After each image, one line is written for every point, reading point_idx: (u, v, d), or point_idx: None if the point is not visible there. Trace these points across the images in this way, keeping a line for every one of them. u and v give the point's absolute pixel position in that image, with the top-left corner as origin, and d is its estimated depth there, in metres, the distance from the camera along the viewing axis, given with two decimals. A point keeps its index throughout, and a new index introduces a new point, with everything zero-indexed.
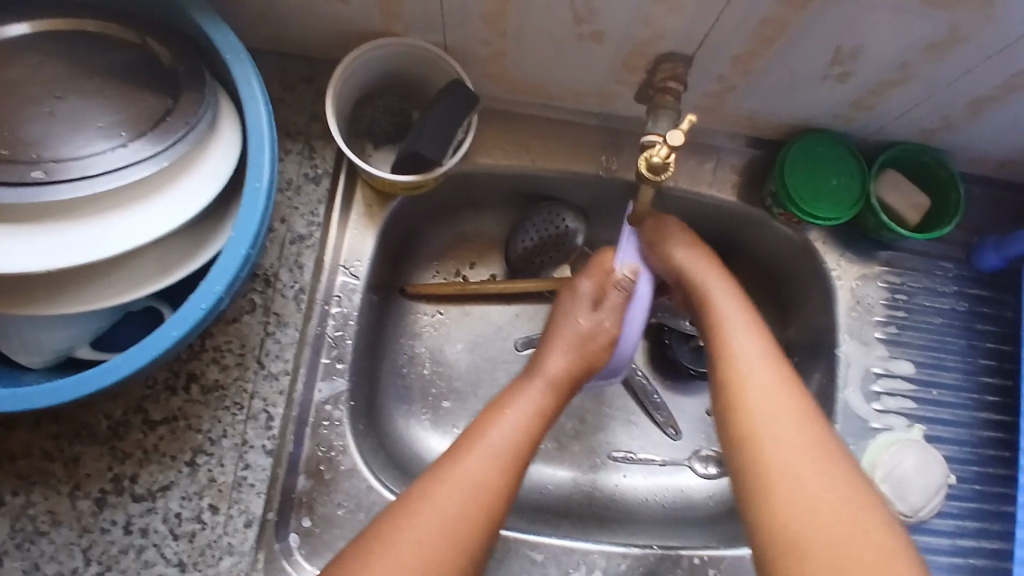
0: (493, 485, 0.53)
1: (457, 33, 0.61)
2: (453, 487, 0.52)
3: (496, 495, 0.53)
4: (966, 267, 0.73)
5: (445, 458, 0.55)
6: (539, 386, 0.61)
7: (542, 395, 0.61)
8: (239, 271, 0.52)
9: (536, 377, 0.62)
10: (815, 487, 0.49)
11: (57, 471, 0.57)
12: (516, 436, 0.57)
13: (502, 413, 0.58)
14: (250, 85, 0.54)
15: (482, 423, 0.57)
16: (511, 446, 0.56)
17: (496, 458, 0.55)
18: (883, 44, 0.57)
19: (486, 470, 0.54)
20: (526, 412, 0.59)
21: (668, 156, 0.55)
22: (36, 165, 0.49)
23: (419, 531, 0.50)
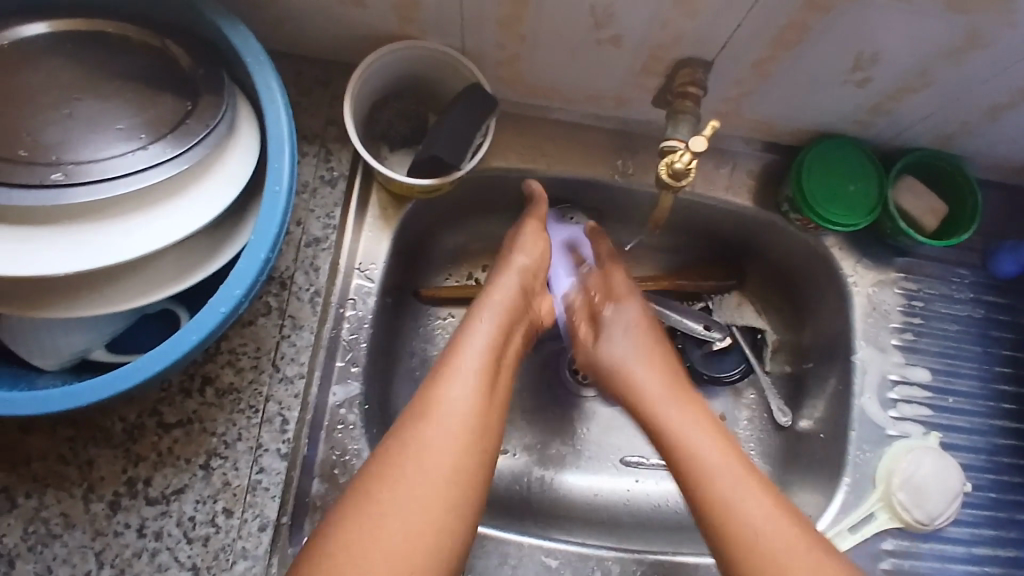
0: (466, 428, 0.53)
1: (475, 36, 0.61)
2: (421, 458, 0.50)
3: (471, 435, 0.52)
4: (983, 274, 0.72)
5: (410, 418, 0.53)
6: (489, 319, 0.60)
7: (493, 330, 0.60)
8: (258, 275, 0.52)
9: (485, 312, 0.61)
10: (758, 506, 0.52)
11: (72, 473, 0.56)
12: (471, 390, 0.55)
13: (455, 358, 0.57)
14: (270, 88, 0.54)
15: (441, 372, 0.56)
16: (472, 400, 0.54)
17: (465, 405, 0.54)
18: (904, 50, 0.57)
19: (447, 430, 0.52)
20: (479, 351, 0.57)
21: (689, 162, 0.55)
22: (56, 167, 0.48)
23: (395, 504, 0.48)
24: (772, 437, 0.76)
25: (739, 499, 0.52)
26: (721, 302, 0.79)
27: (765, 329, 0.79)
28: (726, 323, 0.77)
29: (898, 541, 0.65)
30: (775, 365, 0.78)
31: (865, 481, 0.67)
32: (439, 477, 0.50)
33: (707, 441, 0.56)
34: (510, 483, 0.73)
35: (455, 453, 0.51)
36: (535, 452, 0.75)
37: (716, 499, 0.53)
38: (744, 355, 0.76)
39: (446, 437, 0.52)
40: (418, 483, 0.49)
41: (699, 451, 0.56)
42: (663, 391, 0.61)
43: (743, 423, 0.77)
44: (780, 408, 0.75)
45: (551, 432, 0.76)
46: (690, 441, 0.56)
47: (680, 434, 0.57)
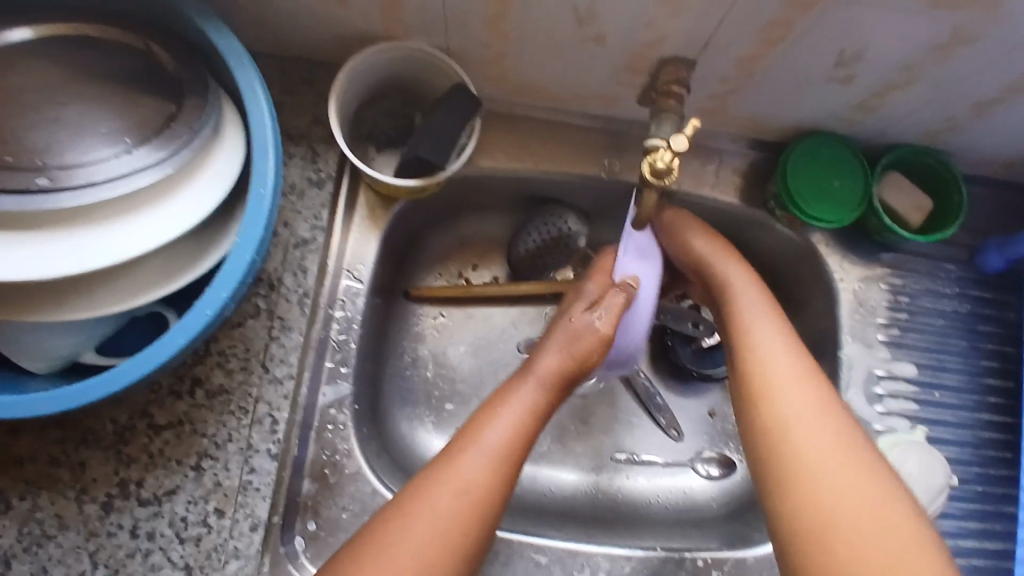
0: (492, 476, 0.52)
1: (462, 37, 0.61)
2: (448, 491, 0.51)
3: (490, 494, 0.52)
4: (969, 268, 0.73)
5: (440, 458, 0.53)
6: (532, 385, 0.59)
7: (535, 393, 0.58)
8: (244, 278, 0.52)
9: (530, 379, 0.59)
10: (833, 457, 0.50)
11: (64, 475, 0.57)
12: (508, 440, 0.55)
13: (494, 414, 0.56)
14: (254, 91, 0.54)
15: (481, 419, 0.56)
16: (502, 452, 0.54)
17: (488, 460, 0.53)
18: (887, 46, 0.57)
19: (478, 471, 0.52)
20: (517, 414, 0.56)
21: (671, 161, 0.55)
22: (42, 173, 0.49)
23: (415, 535, 0.49)
24: None
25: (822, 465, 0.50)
26: None
27: None
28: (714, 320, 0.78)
29: None
30: None
31: None
32: (470, 507, 0.51)
33: (809, 399, 0.53)
34: None
35: (484, 488, 0.52)
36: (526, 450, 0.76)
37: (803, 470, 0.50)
38: None
39: (472, 486, 0.51)
40: (458, 495, 0.51)
41: (789, 414, 0.53)
42: (761, 318, 0.58)
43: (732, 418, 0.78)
44: None
45: (542, 430, 0.77)
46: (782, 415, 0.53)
47: (779, 388, 0.54)
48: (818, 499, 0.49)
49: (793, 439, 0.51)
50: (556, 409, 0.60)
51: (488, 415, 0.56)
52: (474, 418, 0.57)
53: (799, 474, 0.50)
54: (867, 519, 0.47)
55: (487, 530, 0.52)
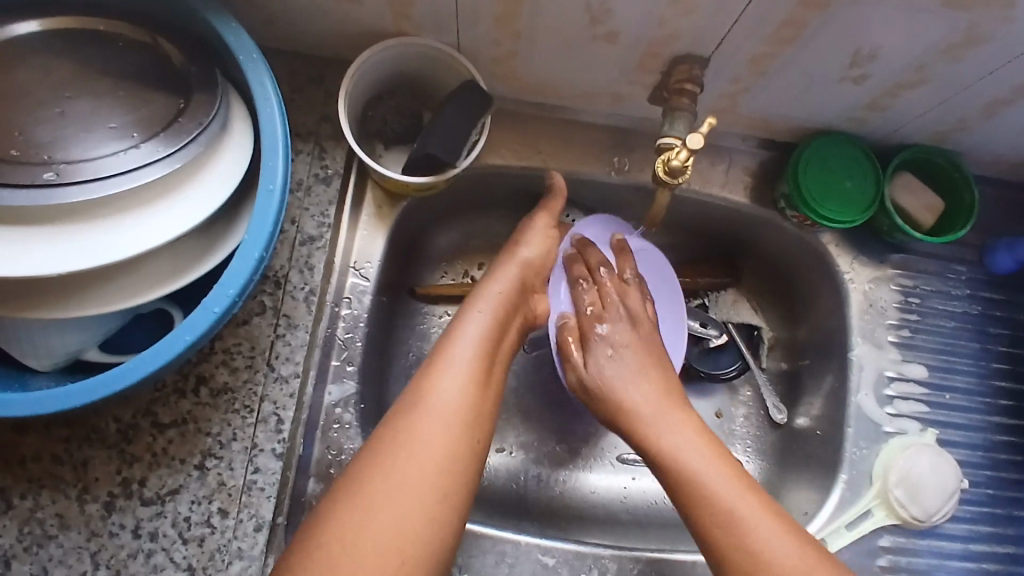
0: (461, 414, 0.54)
1: (471, 33, 0.61)
2: (419, 435, 0.52)
3: (461, 424, 0.54)
4: (979, 270, 0.72)
5: (404, 407, 0.54)
6: (482, 312, 0.61)
7: (487, 318, 0.60)
8: (251, 274, 0.52)
9: (477, 309, 0.61)
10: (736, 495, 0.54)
11: (66, 474, 0.56)
12: (466, 379, 0.56)
13: (445, 356, 0.57)
14: (263, 85, 0.53)
15: (438, 360, 0.57)
16: (459, 388, 0.55)
17: (455, 402, 0.54)
18: (902, 46, 0.56)
19: (434, 429, 0.53)
20: (472, 340, 0.58)
21: (686, 160, 0.54)
22: (48, 167, 0.48)
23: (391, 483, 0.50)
24: (769, 434, 0.76)
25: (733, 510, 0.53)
26: (718, 299, 0.79)
27: (760, 326, 0.79)
28: (722, 321, 0.78)
29: (895, 538, 0.66)
30: (772, 362, 0.78)
31: (861, 477, 0.67)
32: (431, 474, 0.51)
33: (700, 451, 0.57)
34: (508, 481, 0.73)
35: (452, 438, 0.53)
36: (532, 450, 0.75)
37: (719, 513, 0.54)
38: (740, 351, 0.76)
39: (434, 448, 0.52)
40: (415, 465, 0.51)
41: (703, 478, 0.55)
42: (660, 410, 0.61)
43: (739, 420, 0.76)
44: (776, 405, 0.76)
45: (548, 431, 0.76)
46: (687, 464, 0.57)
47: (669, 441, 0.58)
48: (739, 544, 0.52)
49: (702, 488, 0.55)
50: (507, 343, 0.62)
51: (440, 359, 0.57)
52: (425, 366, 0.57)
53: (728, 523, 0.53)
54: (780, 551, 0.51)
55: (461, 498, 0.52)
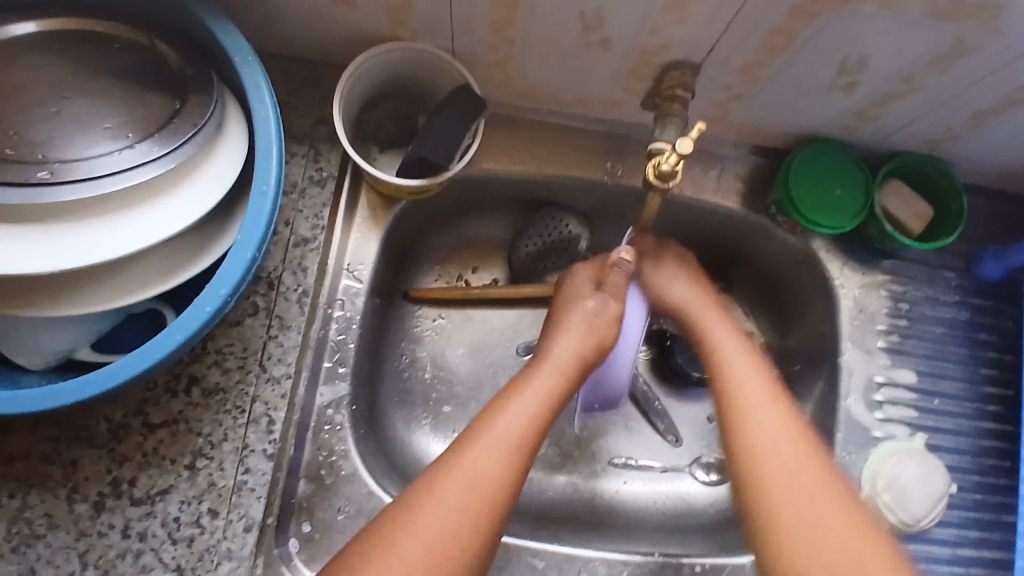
0: (507, 466, 0.52)
1: (465, 38, 0.61)
2: (467, 471, 0.51)
3: (506, 484, 0.51)
4: (968, 277, 0.73)
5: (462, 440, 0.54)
6: (548, 373, 0.59)
7: (552, 379, 0.58)
8: (244, 275, 0.52)
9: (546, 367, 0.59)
10: (805, 487, 0.51)
11: (55, 473, 0.56)
12: (520, 430, 0.54)
13: (517, 393, 0.57)
14: (257, 87, 0.54)
15: (502, 401, 0.57)
16: (514, 442, 0.53)
17: (506, 448, 0.53)
18: (890, 55, 0.57)
19: (487, 467, 0.51)
20: (535, 399, 0.57)
21: (676, 164, 0.55)
22: (42, 166, 0.48)
23: (435, 519, 0.49)
24: None
25: (776, 464, 0.53)
26: None
27: (753, 332, 0.79)
28: None
29: None
30: None
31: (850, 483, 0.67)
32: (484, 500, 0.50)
33: (772, 406, 0.56)
34: None
35: (500, 478, 0.51)
36: None
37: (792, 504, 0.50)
38: None
39: (484, 477, 0.51)
40: (465, 494, 0.50)
41: (756, 429, 0.55)
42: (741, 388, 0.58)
43: None
44: None
45: None
46: (758, 449, 0.54)
47: (746, 408, 0.56)
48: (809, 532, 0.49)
49: (776, 477, 0.52)
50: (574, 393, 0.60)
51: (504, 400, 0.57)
52: (491, 405, 0.57)
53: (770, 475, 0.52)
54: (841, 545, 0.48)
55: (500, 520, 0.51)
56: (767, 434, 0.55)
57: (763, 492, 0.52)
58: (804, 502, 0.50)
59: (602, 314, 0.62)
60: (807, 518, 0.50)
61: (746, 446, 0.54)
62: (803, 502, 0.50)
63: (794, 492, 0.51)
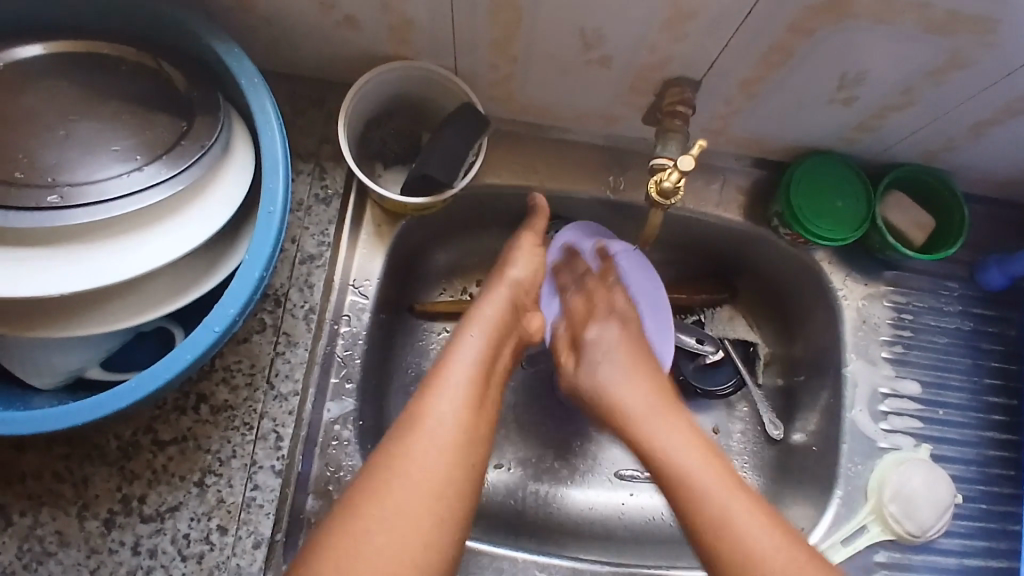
0: (445, 471, 0.51)
1: (466, 56, 0.62)
2: (407, 480, 0.50)
3: (454, 493, 0.51)
4: (971, 286, 0.73)
5: (391, 439, 0.53)
6: (477, 331, 0.60)
7: (474, 361, 0.58)
8: (251, 294, 0.53)
9: (472, 329, 0.60)
10: (721, 491, 0.53)
11: (66, 491, 0.57)
12: (455, 428, 0.53)
13: (444, 381, 0.56)
14: (264, 109, 0.55)
15: (431, 386, 0.56)
16: (451, 444, 0.52)
17: (440, 452, 0.52)
18: (888, 68, 0.58)
19: (425, 477, 0.50)
20: (460, 386, 0.56)
21: (677, 181, 0.55)
22: (52, 189, 0.49)
23: (382, 529, 0.47)
24: (766, 450, 0.76)
25: (702, 477, 0.54)
26: (713, 316, 0.80)
27: (756, 343, 0.79)
28: (719, 337, 0.78)
29: (890, 554, 0.66)
30: (768, 378, 0.79)
31: (856, 493, 0.67)
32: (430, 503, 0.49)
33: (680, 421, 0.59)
34: (505, 497, 0.73)
35: (443, 482, 0.50)
36: (530, 466, 0.76)
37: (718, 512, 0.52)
38: (738, 367, 0.77)
39: (423, 485, 0.50)
40: (412, 503, 0.49)
41: (678, 455, 0.56)
42: (652, 411, 0.60)
43: (736, 436, 0.77)
44: (773, 421, 0.76)
45: (545, 446, 0.77)
46: (673, 457, 0.56)
47: (635, 412, 0.60)
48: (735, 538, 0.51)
49: (694, 484, 0.54)
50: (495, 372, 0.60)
51: (429, 395, 0.55)
52: (416, 404, 0.55)
53: (703, 493, 0.53)
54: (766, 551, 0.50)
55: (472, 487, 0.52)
56: (674, 437, 0.57)
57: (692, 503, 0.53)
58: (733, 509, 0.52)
59: (516, 304, 0.64)
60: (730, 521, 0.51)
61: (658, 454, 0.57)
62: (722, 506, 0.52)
63: (719, 501, 0.52)
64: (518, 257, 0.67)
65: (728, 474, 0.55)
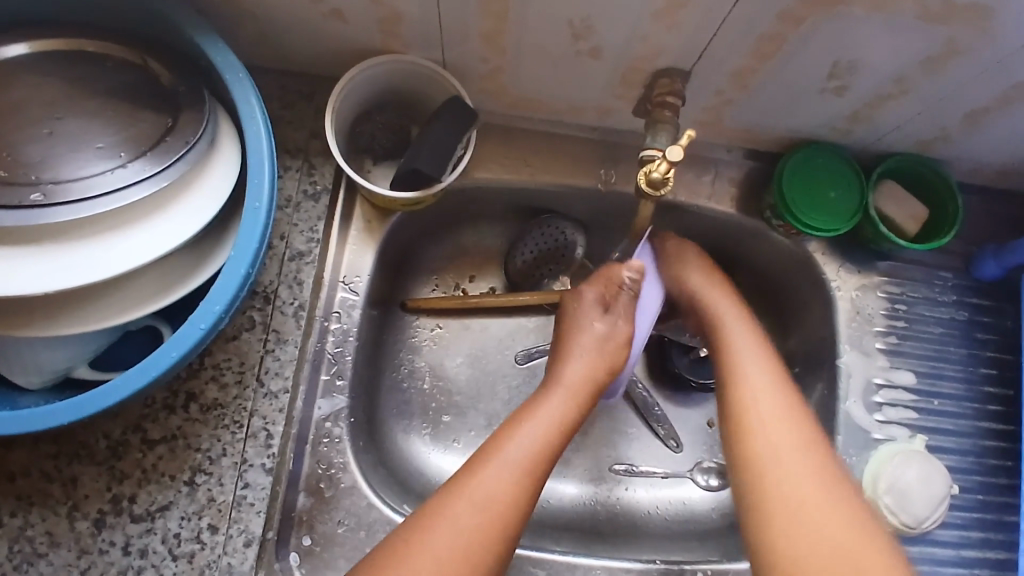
0: (514, 486, 0.54)
1: (455, 50, 0.62)
2: (474, 490, 0.53)
3: (504, 507, 0.52)
4: (966, 277, 0.73)
5: (471, 461, 0.55)
6: (562, 397, 0.60)
7: (568, 402, 0.60)
8: (238, 291, 0.52)
9: (558, 389, 0.61)
10: (803, 485, 0.52)
11: (55, 491, 0.56)
12: (531, 456, 0.55)
13: (536, 407, 0.59)
14: (249, 104, 0.54)
15: (517, 419, 0.58)
16: (524, 467, 0.55)
17: (512, 474, 0.54)
18: (879, 57, 0.57)
19: (496, 490, 0.53)
20: (552, 418, 0.59)
21: (667, 172, 0.55)
22: (35, 187, 0.48)
23: (441, 537, 0.50)
24: None
25: (781, 471, 0.53)
26: None
27: None
28: None
29: None
30: None
31: None
32: (495, 515, 0.52)
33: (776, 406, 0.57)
34: None
35: (512, 494, 0.53)
36: None
37: (795, 506, 0.51)
38: None
39: (493, 502, 0.52)
40: (473, 517, 0.51)
41: (755, 407, 0.57)
42: (771, 385, 0.58)
43: None
44: None
45: None
46: (762, 442, 0.55)
47: (749, 389, 0.58)
48: (802, 532, 0.50)
49: (772, 475, 0.53)
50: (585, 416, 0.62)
51: (518, 422, 0.58)
52: (502, 427, 0.58)
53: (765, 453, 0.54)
54: (840, 543, 0.49)
55: (523, 516, 0.54)
56: (774, 422, 0.56)
57: (762, 494, 0.53)
58: (789, 466, 0.53)
59: (604, 351, 0.64)
60: (807, 514, 0.51)
61: (746, 443, 0.55)
62: (800, 498, 0.51)
63: (798, 495, 0.52)
64: (594, 313, 0.65)
65: (821, 465, 0.53)
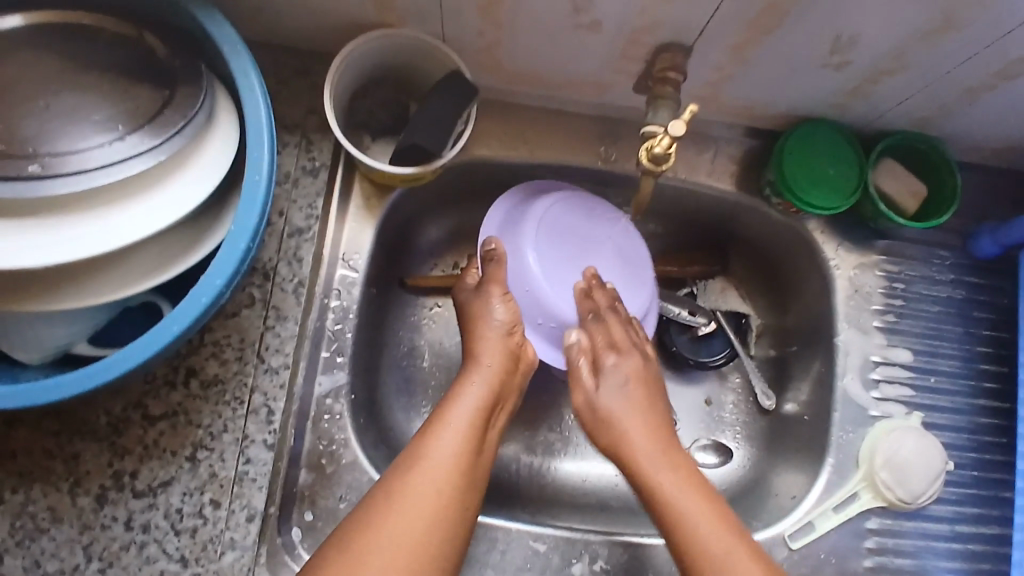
0: (440, 496, 0.52)
1: (454, 23, 0.61)
2: (415, 487, 0.52)
3: (435, 515, 0.52)
4: (964, 255, 0.73)
5: (405, 455, 0.55)
6: (480, 387, 0.60)
7: (484, 394, 0.60)
8: (238, 265, 0.52)
9: (468, 395, 0.60)
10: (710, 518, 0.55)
11: (57, 468, 0.56)
12: (452, 461, 0.54)
13: (447, 415, 0.58)
14: (247, 76, 0.54)
15: (436, 422, 0.58)
16: (446, 480, 0.53)
17: (432, 484, 0.53)
18: (880, 31, 0.57)
19: (428, 486, 0.53)
20: (468, 417, 0.58)
21: (669, 146, 0.55)
22: (33, 159, 0.48)
23: (389, 533, 0.49)
24: (758, 420, 0.77)
25: (691, 507, 0.55)
26: (705, 287, 0.80)
27: (748, 315, 0.79)
28: (710, 309, 0.78)
29: (881, 520, 0.67)
30: (760, 349, 0.79)
31: (847, 461, 0.68)
32: (429, 522, 0.51)
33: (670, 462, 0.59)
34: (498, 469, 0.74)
35: (439, 501, 0.52)
36: (523, 439, 0.76)
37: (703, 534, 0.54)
38: (729, 339, 0.77)
39: (429, 493, 0.52)
40: (412, 515, 0.51)
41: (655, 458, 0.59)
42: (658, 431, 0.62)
43: (728, 407, 0.77)
44: (765, 392, 0.76)
45: (538, 419, 0.77)
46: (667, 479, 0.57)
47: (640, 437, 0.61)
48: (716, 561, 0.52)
49: (688, 512, 0.55)
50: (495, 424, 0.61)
51: (438, 424, 0.57)
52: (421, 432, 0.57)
53: (681, 508, 0.56)
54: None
55: (450, 531, 0.52)
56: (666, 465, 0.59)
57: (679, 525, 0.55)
58: (705, 517, 0.55)
59: (503, 340, 0.63)
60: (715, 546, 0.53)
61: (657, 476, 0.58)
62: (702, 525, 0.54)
63: (708, 524, 0.54)
64: (492, 303, 0.64)
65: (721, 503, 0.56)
